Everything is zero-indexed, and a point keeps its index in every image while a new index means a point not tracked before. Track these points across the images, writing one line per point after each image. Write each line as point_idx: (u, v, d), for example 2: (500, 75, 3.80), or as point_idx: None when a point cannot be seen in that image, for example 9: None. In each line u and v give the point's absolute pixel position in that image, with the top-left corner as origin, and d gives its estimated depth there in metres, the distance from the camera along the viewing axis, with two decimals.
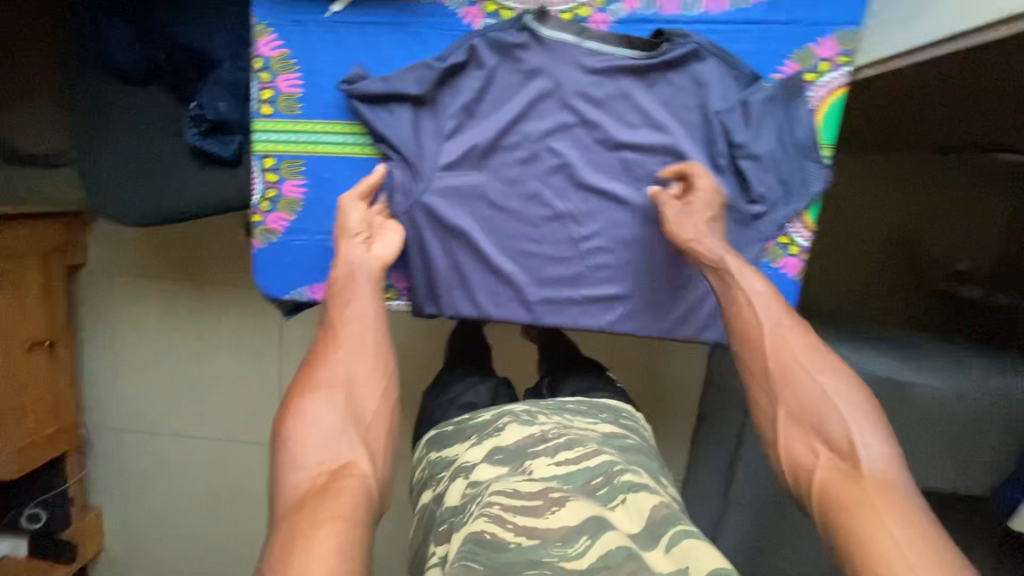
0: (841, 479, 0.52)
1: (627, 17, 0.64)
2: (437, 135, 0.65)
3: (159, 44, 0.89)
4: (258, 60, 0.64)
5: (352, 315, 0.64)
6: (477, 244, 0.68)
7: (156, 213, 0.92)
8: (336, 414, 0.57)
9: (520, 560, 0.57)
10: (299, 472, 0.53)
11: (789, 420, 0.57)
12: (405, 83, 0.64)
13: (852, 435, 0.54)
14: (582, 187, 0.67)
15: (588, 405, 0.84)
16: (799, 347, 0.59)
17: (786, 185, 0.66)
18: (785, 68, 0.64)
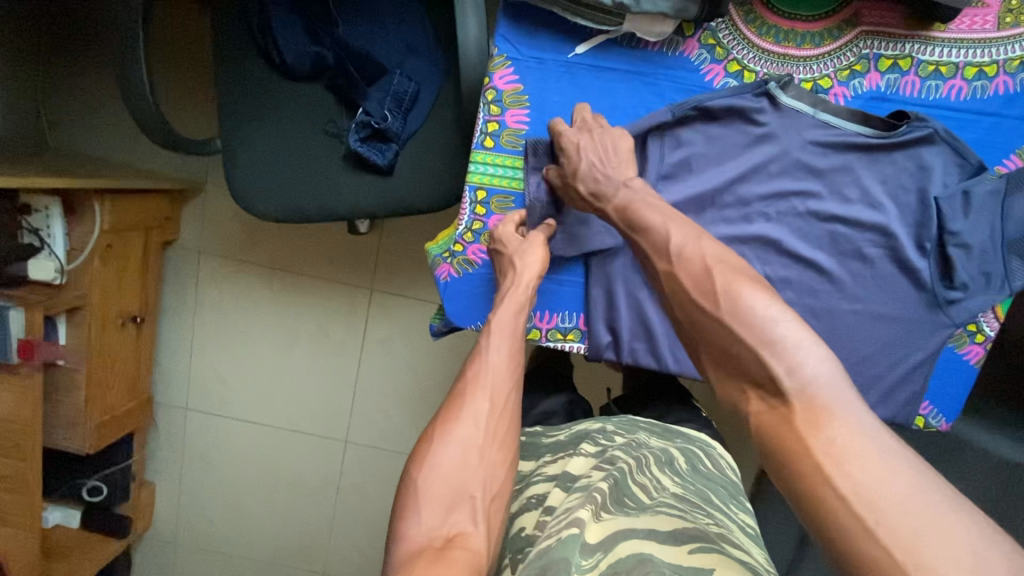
0: (779, 423, 0.47)
1: (865, 93, 0.63)
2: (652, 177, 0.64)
3: (329, 43, 0.87)
4: (490, 92, 0.64)
5: (492, 367, 0.62)
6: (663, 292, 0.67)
7: (301, 213, 0.90)
8: (463, 473, 0.56)
9: (558, 559, 0.55)
10: (417, 523, 0.53)
11: (714, 371, 0.53)
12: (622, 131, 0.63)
13: (770, 364, 0.48)
14: (786, 254, 0.65)
15: (662, 430, 0.88)
16: (691, 285, 0.54)
17: (989, 277, 0.65)
18: (1009, 161, 0.64)
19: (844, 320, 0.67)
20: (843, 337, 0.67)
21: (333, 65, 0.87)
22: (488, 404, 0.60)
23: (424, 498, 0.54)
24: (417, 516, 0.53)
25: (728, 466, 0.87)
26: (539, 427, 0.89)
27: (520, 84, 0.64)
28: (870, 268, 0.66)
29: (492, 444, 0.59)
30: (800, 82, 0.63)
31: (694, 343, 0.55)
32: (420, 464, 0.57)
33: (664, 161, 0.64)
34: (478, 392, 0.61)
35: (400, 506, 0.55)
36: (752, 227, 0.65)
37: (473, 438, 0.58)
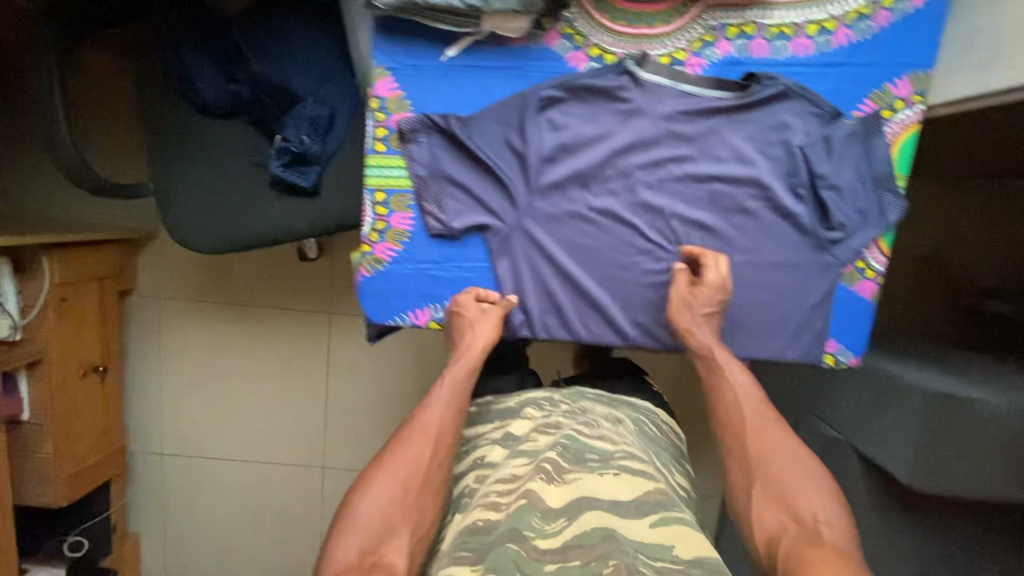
0: (803, 541, 0.56)
1: (720, 61, 0.68)
2: (537, 162, 0.68)
3: (244, 80, 0.92)
4: (374, 100, 0.67)
5: (434, 419, 0.71)
6: (564, 266, 0.70)
7: (238, 241, 0.95)
8: (394, 510, 0.64)
9: (506, 529, 0.61)
10: (348, 549, 0.62)
11: (762, 495, 0.61)
12: (497, 123, 0.68)
13: (816, 510, 0.58)
14: (672, 218, 0.70)
15: (610, 396, 0.91)
16: (776, 440, 0.63)
17: (863, 214, 0.70)
18: (864, 106, 0.69)
19: (737, 272, 0.71)
20: (740, 287, 0.71)
21: (250, 98, 0.92)
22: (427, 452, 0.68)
23: (358, 527, 0.63)
24: (349, 536, 0.63)
25: (672, 429, 0.92)
26: (489, 396, 0.90)
27: (400, 90, 0.67)
28: (755, 220, 0.70)
29: (424, 489, 0.66)
30: (658, 57, 0.68)
31: (752, 472, 0.62)
32: (358, 491, 0.66)
33: (548, 136, 0.68)
34: (416, 438, 0.69)
35: (335, 530, 0.63)
36: (638, 196, 0.70)
37: (410, 478, 0.66)
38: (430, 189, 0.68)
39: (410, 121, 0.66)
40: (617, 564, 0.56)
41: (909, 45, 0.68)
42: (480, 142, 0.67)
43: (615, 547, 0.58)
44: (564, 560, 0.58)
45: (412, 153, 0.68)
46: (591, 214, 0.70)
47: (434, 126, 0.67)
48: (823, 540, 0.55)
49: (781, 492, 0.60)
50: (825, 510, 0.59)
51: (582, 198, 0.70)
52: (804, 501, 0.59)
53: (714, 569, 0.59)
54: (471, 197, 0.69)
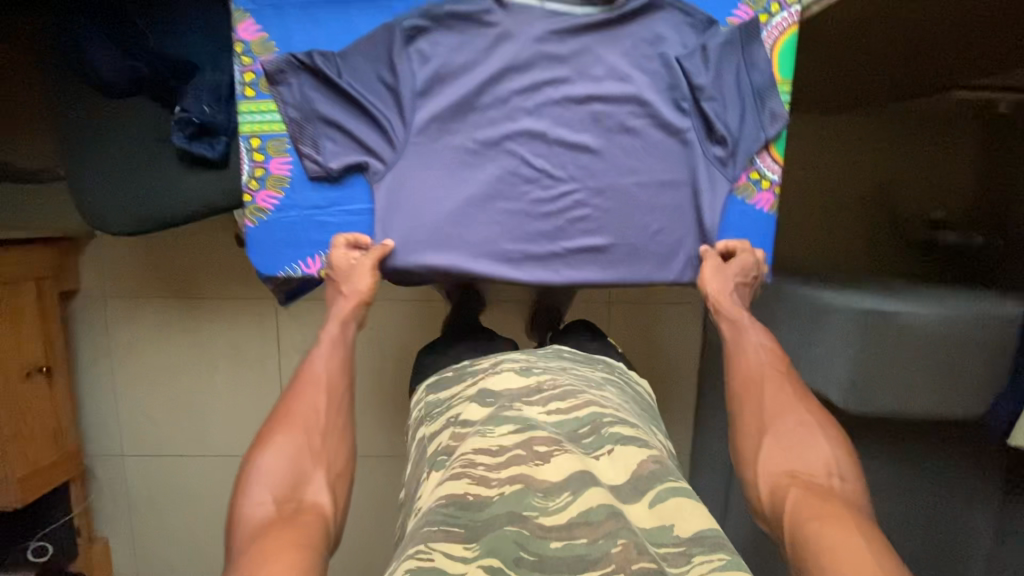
0: (811, 494, 0.56)
1: None
2: (409, 93, 0.66)
3: (141, 56, 0.91)
4: (239, 45, 0.66)
5: (320, 369, 0.69)
6: (446, 201, 0.67)
7: (152, 219, 0.94)
8: (304, 457, 0.61)
9: (503, 513, 0.57)
10: (259, 502, 0.56)
11: (774, 447, 0.64)
12: (363, 56, 0.66)
13: (830, 466, 0.60)
14: (555, 143, 0.68)
15: (586, 357, 0.91)
16: (786, 399, 0.69)
17: (749, 125, 0.69)
18: (738, 12, 0.69)
19: (629, 195, 0.69)
20: (630, 209, 0.69)
21: (149, 74, 0.92)
22: (325, 398, 0.67)
23: (269, 482, 0.57)
24: (254, 492, 0.57)
25: (644, 390, 0.93)
26: (467, 360, 0.90)
27: (264, 32, 0.66)
28: (640, 138, 0.69)
29: (333, 430, 0.65)
30: None
31: (766, 429, 0.66)
32: (260, 448, 0.61)
33: (420, 67, 0.67)
34: (309, 389, 0.67)
35: (240, 487, 0.57)
36: (516, 121, 0.68)
37: (313, 426, 0.63)
38: (305, 128, 0.67)
39: (275, 62, 0.65)
40: (626, 543, 0.52)
41: None
42: (350, 80, 0.66)
43: (623, 526, 0.54)
44: (569, 537, 0.54)
45: (282, 95, 0.66)
46: (471, 144, 0.67)
47: (300, 64, 0.65)
48: (834, 493, 0.56)
49: (793, 444, 0.63)
50: (838, 465, 0.60)
51: (459, 128, 0.67)
52: (817, 458, 0.61)
53: (715, 543, 0.56)
54: (346, 134, 0.67)
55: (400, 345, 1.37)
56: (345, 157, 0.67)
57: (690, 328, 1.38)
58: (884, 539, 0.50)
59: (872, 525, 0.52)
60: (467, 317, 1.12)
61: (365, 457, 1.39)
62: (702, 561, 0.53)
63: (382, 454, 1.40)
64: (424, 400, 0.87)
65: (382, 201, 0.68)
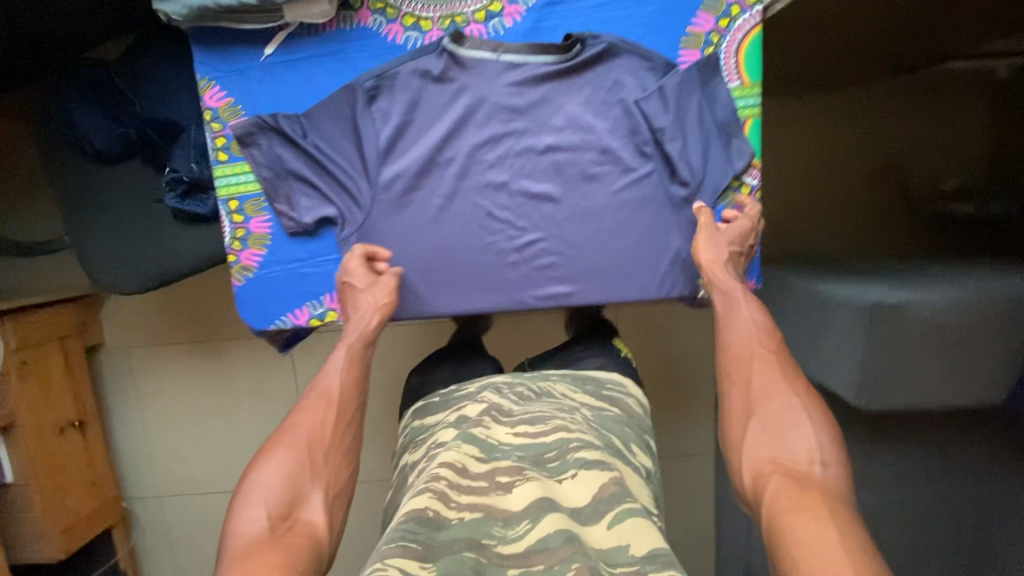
0: (790, 485, 0.53)
1: (538, 12, 0.66)
2: (374, 159, 0.68)
3: (130, 122, 0.94)
4: (207, 112, 0.68)
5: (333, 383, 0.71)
6: (417, 260, 0.70)
7: (154, 277, 0.97)
8: (303, 475, 0.62)
9: (462, 537, 0.58)
10: (254, 516, 0.57)
11: (761, 433, 0.59)
12: (325, 125, 0.67)
13: (814, 451, 0.55)
14: (519, 194, 0.70)
15: (573, 378, 0.89)
16: (777, 373, 0.62)
17: (710, 163, 0.69)
18: (699, 19, 0.67)
19: (593, 238, 0.71)
20: (592, 249, 0.71)
21: (138, 139, 0.95)
22: (331, 419, 0.68)
23: (264, 498, 0.59)
24: (247, 507, 0.58)
25: (638, 403, 0.88)
26: (452, 385, 0.89)
27: (229, 98, 0.67)
28: (600, 184, 0.70)
29: (333, 450, 0.66)
30: (473, 14, 0.66)
31: (751, 407, 0.61)
32: (259, 462, 0.63)
33: (382, 129, 0.68)
34: (312, 403, 0.68)
35: (237, 500, 0.59)
36: (477, 176, 0.70)
37: (315, 443, 0.65)
38: (277, 188, 0.69)
39: (244, 125, 0.67)
40: (579, 567, 0.52)
41: None
42: (316, 140, 0.67)
43: (578, 550, 0.54)
44: (526, 566, 0.55)
45: (253, 156, 0.68)
46: (436, 201, 0.70)
47: (268, 128, 0.67)
48: (814, 482, 0.52)
49: (777, 427, 0.58)
50: (823, 448, 0.55)
51: (423, 190, 0.69)
52: (801, 442, 0.56)
53: (666, 561, 0.55)
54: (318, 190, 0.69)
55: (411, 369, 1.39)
56: (317, 216, 0.69)
57: (700, 324, 1.36)
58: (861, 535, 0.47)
59: (852, 519, 0.49)
60: (469, 339, 1.13)
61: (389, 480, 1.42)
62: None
63: None
64: (410, 426, 0.86)
65: None
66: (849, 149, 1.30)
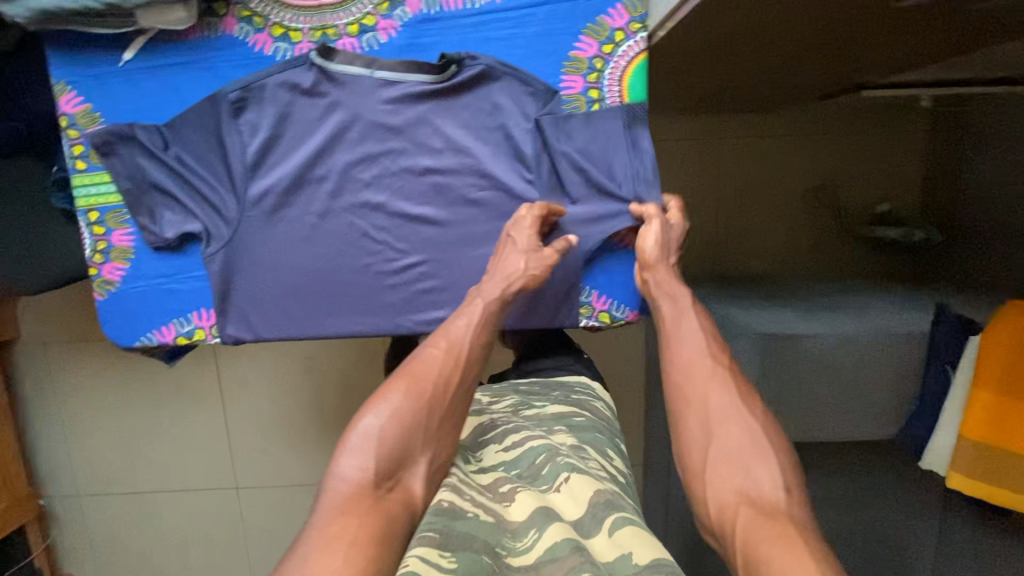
0: (761, 519, 0.48)
1: (415, 28, 0.63)
2: (241, 174, 0.65)
3: (18, 116, 0.90)
4: (64, 118, 0.65)
5: (467, 334, 0.64)
6: (287, 280, 0.67)
7: (48, 275, 0.92)
8: (418, 435, 0.59)
9: (479, 536, 0.54)
10: (359, 468, 0.56)
11: (719, 457, 0.54)
12: (190, 135, 0.64)
13: (780, 478, 0.52)
14: (395, 216, 0.67)
15: (541, 385, 0.86)
16: (728, 391, 0.58)
17: (592, 191, 0.67)
18: (582, 44, 0.64)
19: (473, 263, 0.68)
20: (471, 274, 0.68)
21: (26, 136, 0.91)
22: (456, 377, 0.63)
23: (374, 450, 0.57)
24: (356, 456, 0.57)
25: (603, 403, 0.83)
26: None
27: (87, 104, 0.64)
28: (481, 209, 0.68)
29: (453, 414, 0.62)
30: (346, 28, 0.63)
31: (708, 431, 0.56)
32: (372, 407, 0.60)
33: (249, 143, 0.65)
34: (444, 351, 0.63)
35: (341, 446, 0.58)
36: (352, 196, 0.67)
37: (436, 403, 0.61)
38: (144, 201, 0.66)
39: (100, 133, 0.63)
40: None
41: None
42: (180, 152, 0.64)
43: (586, 560, 0.51)
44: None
45: (113, 164, 0.65)
46: (308, 219, 0.67)
47: (128, 137, 0.64)
48: (784, 514, 0.48)
49: (741, 454, 0.54)
50: (784, 472, 0.52)
51: (293, 206, 0.66)
52: (767, 468, 0.52)
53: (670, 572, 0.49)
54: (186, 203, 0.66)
55: (338, 374, 1.38)
56: (179, 229, 0.66)
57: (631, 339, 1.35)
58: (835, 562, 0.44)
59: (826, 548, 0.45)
60: None
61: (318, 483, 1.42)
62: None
63: None
64: None
65: (218, 277, 0.67)
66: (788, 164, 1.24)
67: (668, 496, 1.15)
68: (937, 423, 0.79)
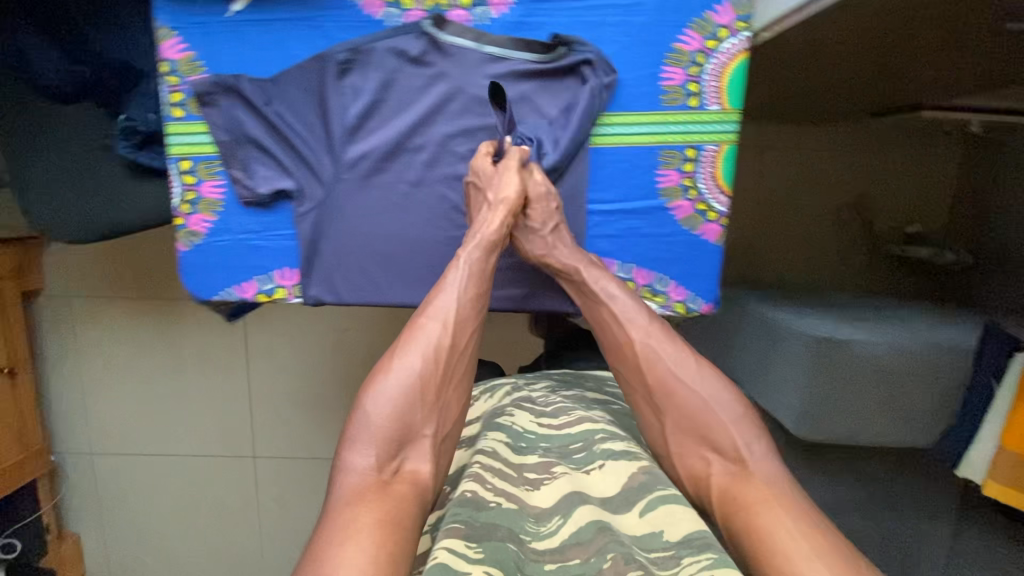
0: (731, 480, 0.59)
1: (526, 4, 0.64)
2: (341, 136, 0.65)
3: (86, 61, 0.88)
4: (164, 63, 0.64)
5: (453, 303, 0.64)
6: (375, 246, 0.67)
7: (100, 230, 0.94)
8: (415, 411, 0.59)
9: (502, 524, 0.53)
10: (365, 462, 0.57)
11: (678, 434, 0.62)
12: (292, 93, 0.64)
13: (737, 442, 0.61)
14: None
15: (574, 373, 0.86)
16: (671, 361, 0.64)
17: (679, 182, 0.69)
18: (687, 37, 0.65)
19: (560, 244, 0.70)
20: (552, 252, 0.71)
21: (94, 79, 0.89)
22: (449, 340, 0.63)
23: (374, 437, 0.58)
24: (362, 449, 0.58)
25: None
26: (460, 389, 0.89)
27: (190, 51, 0.63)
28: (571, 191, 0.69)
29: (450, 384, 0.62)
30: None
31: (662, 408, 0.64)
32: (368, 396, 0.60)
33: (348, 105, 0.65)
34: (433, 322, 0.63)
35: (346, 441, 0.59)
36: (445, 167, 0.67)
37: (429, 376, 0.61)
38: (236, 157, 0.66)
39: (203, 84, 0.63)
40: (617, 558, 0.49)
41: None
42: (280, 108, 0.64)
43: (612, 539, 0.51)
44: (563, 560, 0.51)
45: (210, 116, 0.65)
46: (402, 186, 0.67)
47: (230, 89, 0.64)
48: (752, 476, 0.58)
49: (692, 423, 0.62)
50: (744, 434, 0.61)
51: (387, 172, 0.66)
52: (726, 435, 0.61)
53: (703, 544, 0.51)
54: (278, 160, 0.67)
55: (367, 350, 1.37)
56: (271, 186, 0.66)
57: None
58: (805, 512, 0.54)
59: (790, 498, 0.56)
60: None
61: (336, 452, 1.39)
62: (690, 562, 0.49)
63: None
64: None
65: (309, 235, 0.68)
66: (823, 177, 1.28)
67: None
68: (970, 439, 0.83)
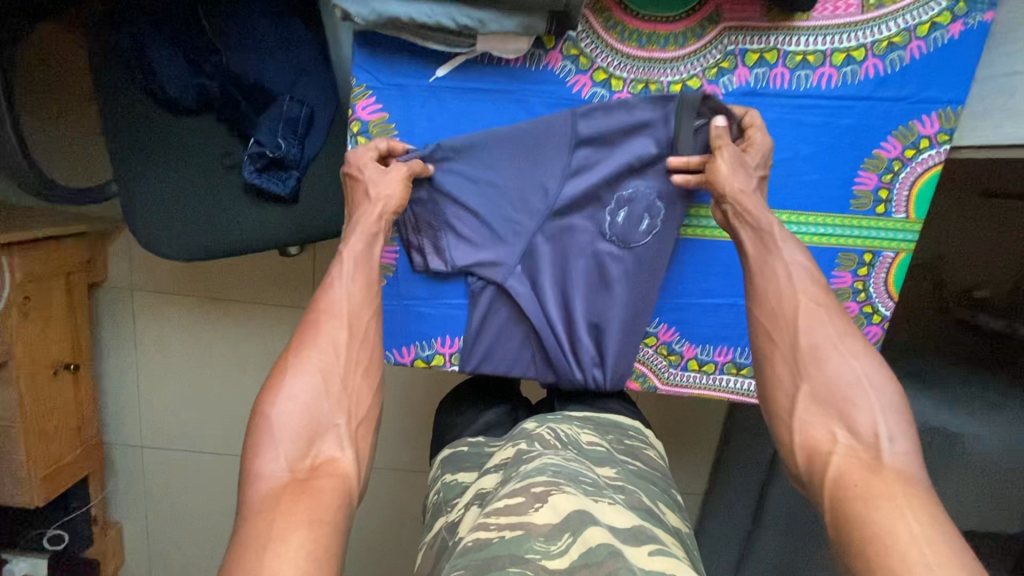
0: (859, 465, 0.55)
1: (736, 91, 0.73)
2: (522, 211, 0.80)
3: (209, 73, 0.84)
4: (356, 123, 0.78)
5: (345, 295, 0.69)
6: (547, 310, 0.81)
7: (201, 250, 0.85)
8: (324, 404, 0.62)
9: (504, 554, 0.54)
10: (276, 464, 0.57)
11: (808, 400, 0.62)
12: (485, 170, 0.79)
13: (878, 424, 0.58)
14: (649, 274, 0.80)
15: (594, 425, 0.82)
16: (834, 325, 0.64)
17: (848, 285, 0.76)
18: (888, 144, 0.72)
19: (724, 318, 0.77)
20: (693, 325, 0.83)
21: (220, 96, 0.85)
22: (346, 331, 0.67)
23: (281, 435, 0.59)
24: (274, 450, 0.58)
25: (658, 454, 0.83)
26: (481, 437, 0.91)
27: (381, 109, 0.77)
28: None
29: (355, 370, 0.66)
30: (669, 86, 0.75)
31: (802, 370, 0.63)
32: (268, 396, 0.61)
33: (506, 208, 0.80)
34: (331, 321, 0.67)
35: (253, 446, 0.58)
36: (591, 247, 0.81)
37: (330, 366, 0.64)
38: (423, 231, 0.80)
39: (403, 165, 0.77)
40: None
41: (941, 79, 0.70)
42: (474, 184, 0.79)
43: (624, 566, 0.52)
44: None
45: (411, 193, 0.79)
46: (581, 259, 0.81)
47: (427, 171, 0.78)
48: (885, 466, 0.55)
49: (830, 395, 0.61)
50: (888, 423, 0.58)
51: (564, 245, 0.81)
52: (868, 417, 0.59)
53: None
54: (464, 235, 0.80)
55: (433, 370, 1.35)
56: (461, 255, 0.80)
57: None
58: (941, 517, 0.50)
59: (924, 498, 0.51)
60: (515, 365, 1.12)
61: (389, 470, 1.37)
62: None
63: (403, 467, 1.37)
64: (442, 482, 0.84)
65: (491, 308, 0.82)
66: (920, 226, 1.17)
67: (748, 538, 1.23)
68: None
